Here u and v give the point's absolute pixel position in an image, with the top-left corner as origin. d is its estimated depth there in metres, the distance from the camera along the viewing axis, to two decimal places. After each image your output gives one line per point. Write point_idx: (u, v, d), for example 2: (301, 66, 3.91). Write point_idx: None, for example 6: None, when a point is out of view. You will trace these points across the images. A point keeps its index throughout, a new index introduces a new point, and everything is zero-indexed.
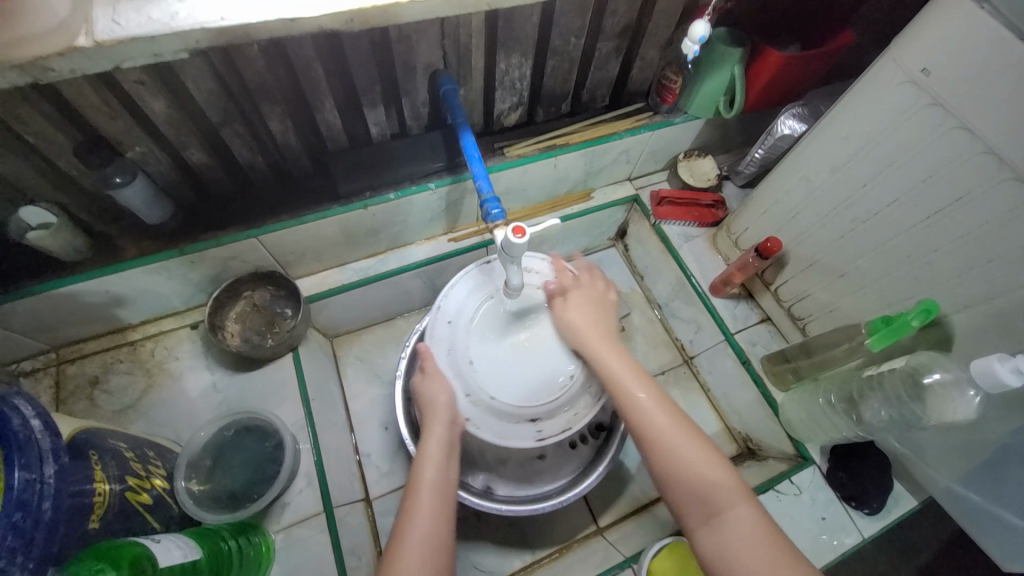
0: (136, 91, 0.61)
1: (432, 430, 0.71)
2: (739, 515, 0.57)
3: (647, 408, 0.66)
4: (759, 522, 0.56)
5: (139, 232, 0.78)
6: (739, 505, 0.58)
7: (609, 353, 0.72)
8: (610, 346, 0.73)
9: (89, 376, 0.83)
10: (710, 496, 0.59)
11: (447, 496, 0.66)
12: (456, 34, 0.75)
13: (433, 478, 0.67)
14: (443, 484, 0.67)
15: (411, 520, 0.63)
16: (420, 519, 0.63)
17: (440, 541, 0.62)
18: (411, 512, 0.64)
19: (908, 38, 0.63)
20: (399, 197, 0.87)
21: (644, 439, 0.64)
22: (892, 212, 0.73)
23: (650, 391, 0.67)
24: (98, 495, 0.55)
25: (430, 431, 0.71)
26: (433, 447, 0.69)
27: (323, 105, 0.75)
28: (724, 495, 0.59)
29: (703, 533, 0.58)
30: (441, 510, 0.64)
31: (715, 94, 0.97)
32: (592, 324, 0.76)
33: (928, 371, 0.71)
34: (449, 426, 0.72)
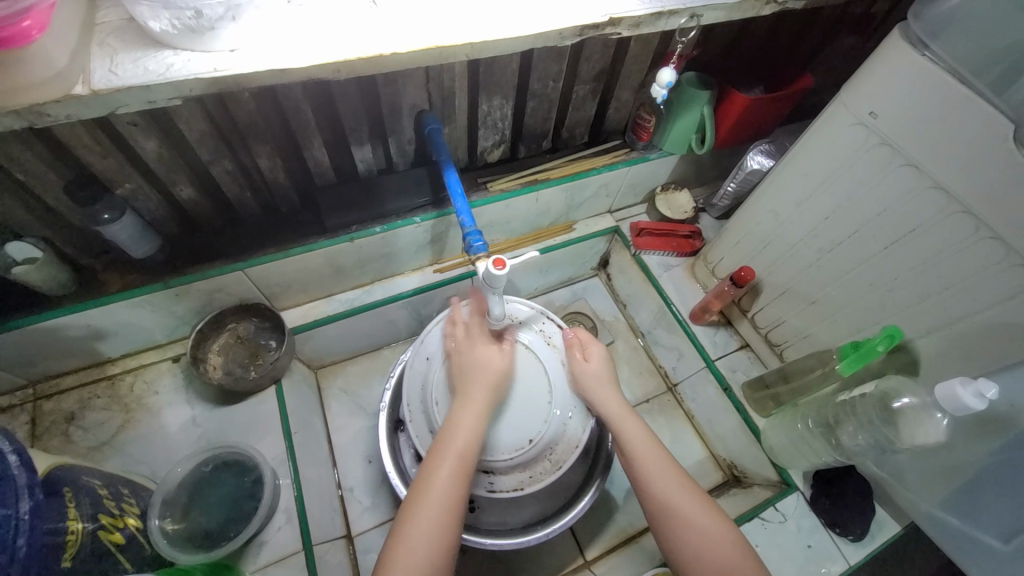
0: (130, 132, 0.64)
1: (470, 397, 0.73)
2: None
3: (673, 498, 0.67)
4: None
5: (124, 266, 0.79)
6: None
7: (633, 432, 0.73)
8: (633, 425, 0.74)
9: (65, 413, 0.82)
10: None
11: (468, 463, 0.67)
12: (440, 78, 0.79)
13: (464, 443, 0.68)
14: (468, 450, 0.68)
15: (430, 481, 0.64)
16: (438, 482, 0.64)
17: (452, 503, 0.64)
18: (429, 476, 0.65)
19: (855, 84, 0.69)
20: (385, 230, 0.89)
21: (671, 525, 0.65)
22: (854, 242, 0.77)
23: (674, 478, 0.69)
24: (70, 534, 0.53)
25: (470, 394, 0.73)
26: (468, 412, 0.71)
27: (312, 144, 0.78)
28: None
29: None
30: (460, 477, 0.65)
31: (688, 132, 1.02)
32: (614, 401, 0.77)
33: (897, 395, 0.73)
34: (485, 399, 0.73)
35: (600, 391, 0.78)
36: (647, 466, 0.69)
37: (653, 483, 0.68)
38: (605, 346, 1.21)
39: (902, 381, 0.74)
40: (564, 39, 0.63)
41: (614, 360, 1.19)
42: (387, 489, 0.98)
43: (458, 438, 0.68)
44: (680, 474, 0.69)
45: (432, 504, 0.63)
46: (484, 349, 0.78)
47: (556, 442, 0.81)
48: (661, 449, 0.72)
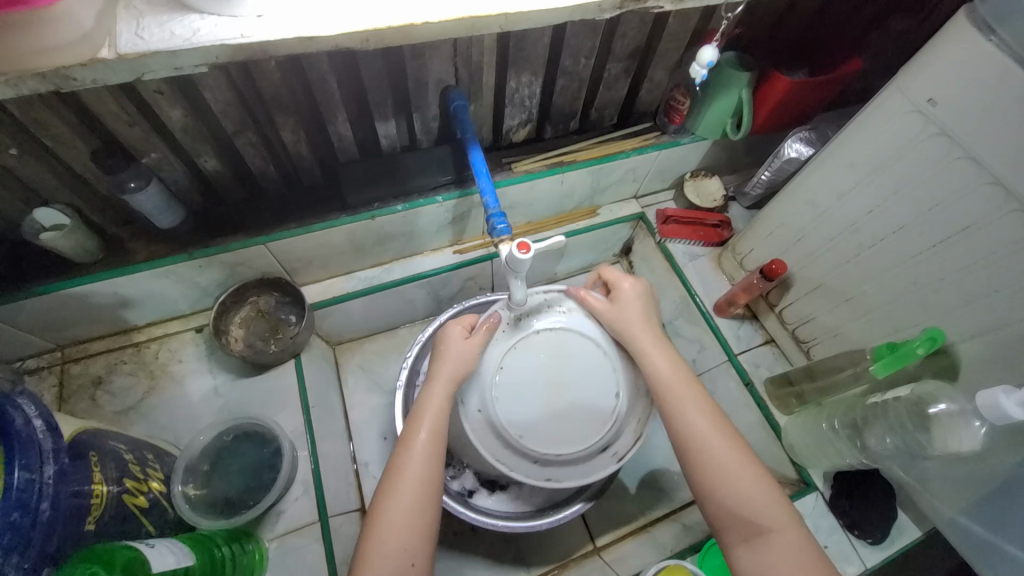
0: (155, 100, 0.63)
1: (436, 379, 0.69)
2: (789, 539, 0.58)
3: (700, 432, 0.64)
4: (803, 544, 0.57)
5: (150, 236, 0.79)
6: (790, 527, 0.58)
7: (664, 366, 0.70)
8: (666, 359, 0.71)
9: (93, 376, 0.84)
10: (754, 519, 0.59)
11: (441, 445, 0.65)
12: (469, 52, 0.76)
13: (428, 427, 0.65)
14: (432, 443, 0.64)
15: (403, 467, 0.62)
16: (411, 467, 0.62)
17: (428, 484, 0.62)
18: (402, 460, 0.63)
19: (913, 68, 0.64)
20: (406, 208, 0.88)
21: (695, 458, 0.63)
22: (898, 238, 0.73)
23: (699, 412, 0.65)
24: (95, 496, 0.55)
25: (433, 379, 0.70)
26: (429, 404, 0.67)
27: (336, 118, 0.76)
28: (774, 515, 0.59)
29: (743, 551, 0.59)
30: (433, 459, 0.63)
31: (723, 116, 0.98)
32: (648, 338, 0.73)
33: (933, 401, 0.70)
34: (450, 380, 0.70)
35: (636, 331, 0.73)
36: (676, 399, 0.67)
37: (682, 419, 0.65)
38: None
39: (939, 386, 0.71)
40: (602, 11, 0.60)
41: None
42: None
43: (422, 421, 0.66)
44: (710, 409, 0.66)
45: (409, 489, 0.61)
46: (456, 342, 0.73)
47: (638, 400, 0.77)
48: (691, 384, 0.69)
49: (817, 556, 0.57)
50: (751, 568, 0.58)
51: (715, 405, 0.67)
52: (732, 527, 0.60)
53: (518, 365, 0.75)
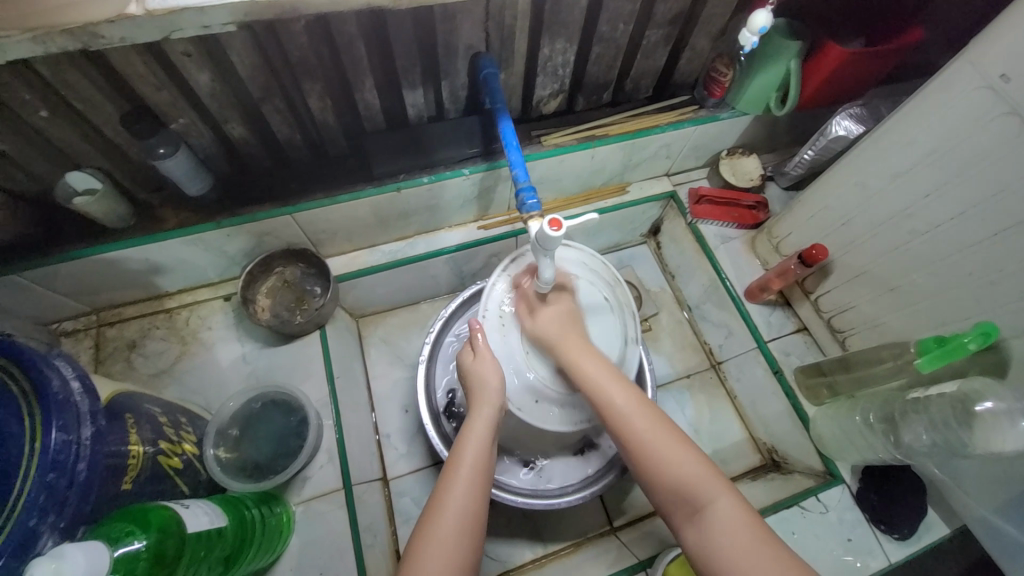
0: (183, 63, 0.62)
1: (481, 411, 0.69)
2: (726, 507, 0.56)
3: (620, 409, 0.64)
4: (742, 512, 0.56)
5: (179, 203, 0.80)
6: (722, 498, 0.57)
7: (591, 365, 0.68)
8: (594, 358, 0.69)
9: (127, 340, 0.86)
10: (688, 496, 0.58)
11: (485, 476, 0.65)
12: (502, 15, 0.72)
13: (472, 456, 0.65)
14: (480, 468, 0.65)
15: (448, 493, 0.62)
16: (455, 494, 0.62)
17: (472, 514, 0.61)
18: (448, 485, 0.63)
19: (988, 38, 0.58)
20: (432, 181, 0.86)
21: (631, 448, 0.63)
22: (956, 226, 0.68)
23: (624, 395, 0.65)
24: (131, 458, 0.56)
25: (476, 409, 0.69)
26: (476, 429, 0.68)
27: (363, 85, 0.74)
28: (708, 488, 0.57)
29: (687, 530, 0.57)
30: (477, 491, 0.63)
31: (768, 90, 0.92)
32: (581, 340, 0.71)
33: (980, 399, 0.67)
34: (495, 407, 0.69)
35: (568, 333, 0.71)
36: (600, 391, 0.66)
37: (611, 410, 0.64)
38: (648, 318, 1.16)
39: (987, 383, 0.67)
40: None
41: (656, 332, 1.16)
42: (422, 438, 1.00)
43: (467, 450, 0.66)
44: (635, 397, 0.66)
45: (456, 517, 0.60)
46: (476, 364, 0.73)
47: (627, 306, 0.80)
48: (616, 375, 0.67)
49: (754, 520, 0.55)
50: (696, 546, 0.56)
51: (637, 394, 0.67)
52: (675, 506, 0.59)
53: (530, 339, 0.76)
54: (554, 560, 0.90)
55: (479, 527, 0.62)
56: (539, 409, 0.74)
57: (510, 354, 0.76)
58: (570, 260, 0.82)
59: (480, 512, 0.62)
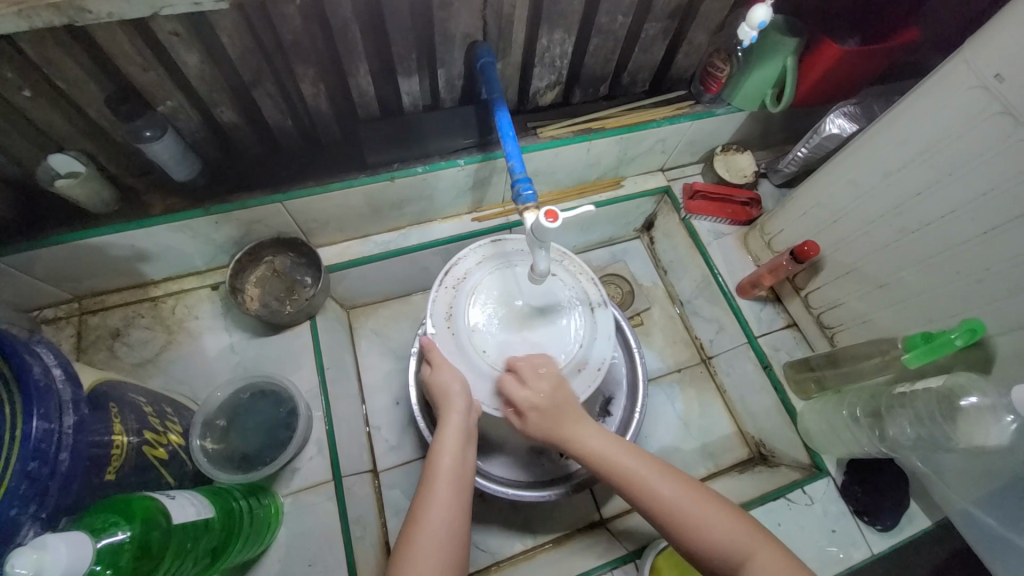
0: (171, 43, 0.60)
1: (447, 418, 0.69)
2: (769, 557, 0.57)
3: (648, 483, 0.64)
4: (785, 560, 0.57)
5: (166, 189, 0.78)
6: (761, 549, 0.58)
7: (599, 442, 0.68)
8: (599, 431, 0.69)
9: (110, 328, 0.84)
10: (734, 552, 0.58)
11: (462, 484, 0.66)
12: (500, 4, 0.71)
13: (448, 468, 0.66)
14: (462, 472, 0.67)
15: (427, 509, 0.62)
16: (435, 507, 0.62)
17: (454, 526, 0.62)
18: (427, 500, 0.63)
19: (983, 38, 0.59)
20: (427, 171, 0.85)
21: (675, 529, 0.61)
22: (946, 224, 0.69)
23: (648, 465, 0.66)
24: (115, 448, 0.55)
25: (446, 419, 0.69)
26: (449, 433, 0.68)
27: (357, 71, 0.72)
28: (747, 541, 0.59)
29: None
30: (458, 500, 0.64)
31: (764, 86, 0.92)
32: (577, 423, 0.69)
33: (964, 393, 0.68)
34: (465, 410, 0.70)
35: (563, 419, 0.69)
36: (625, 475, 0.65)
37: (635, 484, 0.64)
38: (640, 312, 1.17)
39: (972, 378, 0.69)
40: None
41: (648, 327, 1.16)
42: (413, 430, 1.00)
43: (444, 461, 0.66)
44: (654, 464, 0.66)
45: (438, 525, 0.61)
46: (432, 376, 0.72)
47: (580, 275, 0.81)
48: (626, 445, 0.68)
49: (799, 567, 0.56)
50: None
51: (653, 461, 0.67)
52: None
53: (486, 337, 0.74)
54: (543, 551, 0.91)
55: (463, 539, 0.62)
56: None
57: (472, 356, 0.74)
58: (507, 252, 0.81)
59: (459, 529, 0.62)
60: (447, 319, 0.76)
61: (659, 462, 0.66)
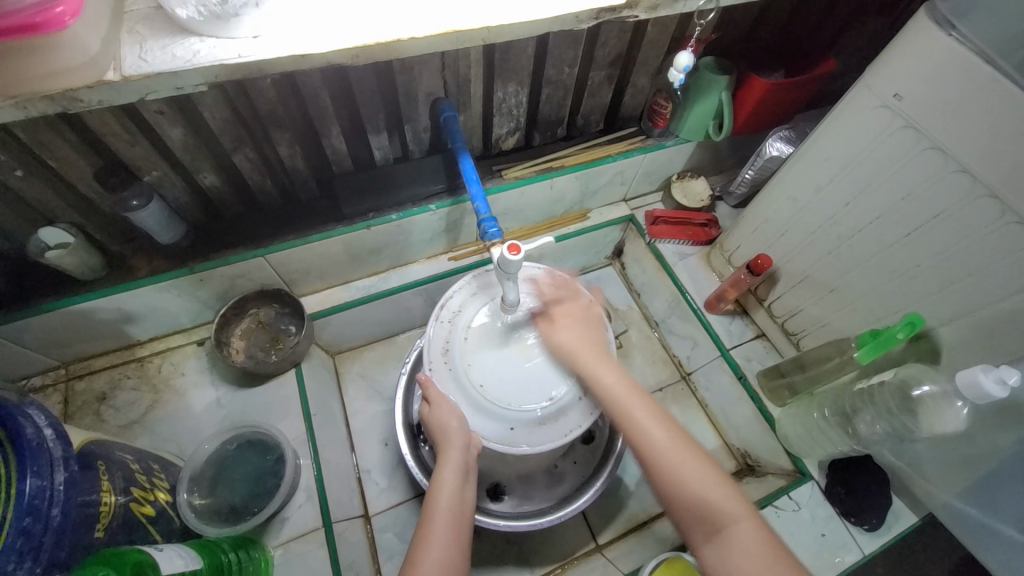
0: (156, 120, 0.66)
1: (448, 456, 0.70)
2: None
3: (682, 466, 0.61)
4: None
5: (152, 252, 0.82)
6: (744, 518, 0.57)
7: (641, 411, 0.67)
8: (641, 403, 0.68)
9: (97, 392, 0.85)
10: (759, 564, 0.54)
11: (461, 523, 0.67)
12: (456, 65, 0.80)
13: (446, 507, 0.67)
14: (461, 508, 0.68)
15: (425, 548, 0.63)
16: (433, 543, 0.63)
17: (451, 564, 0.62)
18: (425, 540, 0.64)
19: (879, 66, 0.67)
20: (400, 218, 0.90)
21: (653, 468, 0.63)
22: (875, 229, 0.75)
23: (690, 451, 0.63)
24: (103, 505, 0.56)
25: (445, 457, 0.71)
26: (448, 470, 0.69)
27: (330, 132, 0.79)
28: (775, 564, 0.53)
29: None
30: (456, 538, 0.65)
31: (705, 119, 1.01)
32: (614, 377, 0.72)
33: (917, 383, 0.73)
34: (463, 449, 0.71)
35: (602, 369, 0.72)
36: (666, 450, 0.63)
37: (667, 457, 0.62)
38: (619, 336, 1.21)
39: (922, 369, 0.74)
40: (580, 22, 0.63)
41: (627, 349, 1.20)
42: (403, 470, 1.00)
43: (441, 500, 0.67)
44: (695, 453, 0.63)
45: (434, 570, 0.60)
46: (433, 412, 0.74)
47: (574, 299, 0.85)
48: (682, 436, 0.65)
49: None
50: None
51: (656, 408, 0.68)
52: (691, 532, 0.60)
53: (483, 371, 0.77)
54: None
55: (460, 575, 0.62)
56: (517, 433, 0.74)
57: (467, 393, 0.76)
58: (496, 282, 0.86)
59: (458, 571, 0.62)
60: (444, 354, 0.79)
61: (706, 456, 0.63)
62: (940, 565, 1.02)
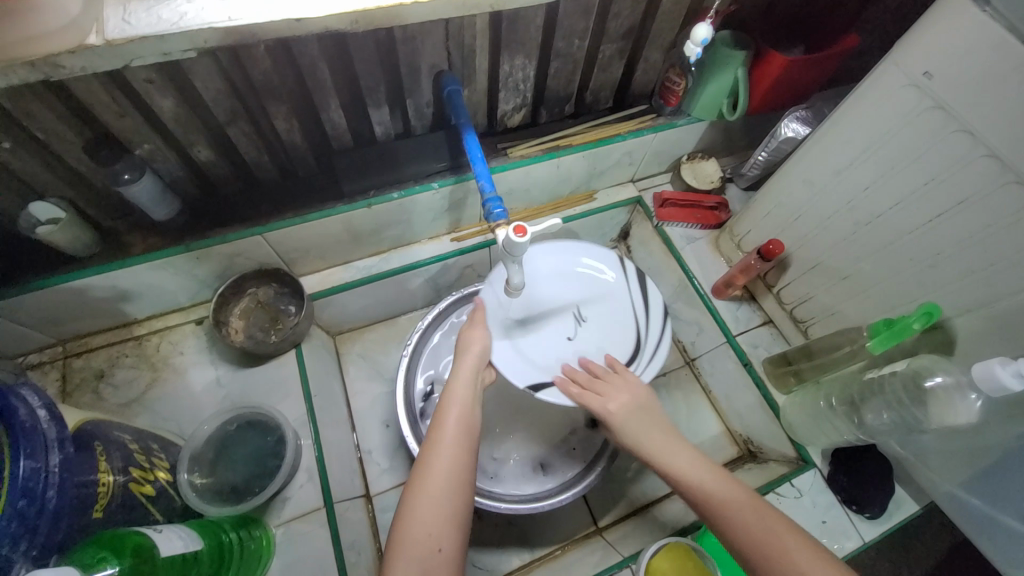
0: (146, 90, 0.62)
1: (458, 377, 0.69)
2: None
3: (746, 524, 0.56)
4: None
5: (147, 229, 0.79)
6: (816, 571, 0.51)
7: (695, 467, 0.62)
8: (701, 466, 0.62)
9: (95, 370, 0.84)
10: None
11: (470, 440, 0.64)
12: (461, 36, 0.75)
13: (456, 422, 0.64)
14: (468, 430, 0.64)
15: (430, 465, 0.61)
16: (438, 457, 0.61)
17: (454, 483, 0.60)
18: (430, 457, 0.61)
19: (909, 41, 0.63)
20: (402, 196, 0.88)
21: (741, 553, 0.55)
22: (896, 215, 0.73)
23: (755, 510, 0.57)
24: (102, 486, 0.56)
25: (457, 377, 0.69)
26: (459, 391, 0.67)
27: (328, 105, 0.76)
28: None
29: None
30: (462, 458, 0.62)
31: (719, 97, 0.97)
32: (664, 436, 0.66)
33: (930, 374, 0.71)
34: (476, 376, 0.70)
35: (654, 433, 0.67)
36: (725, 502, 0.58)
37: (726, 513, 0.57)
38: None
39: (935, 359, 0.71)
40: None
41: None
42: (404, 451, 1.00)
43: (450, 417, 0.65)
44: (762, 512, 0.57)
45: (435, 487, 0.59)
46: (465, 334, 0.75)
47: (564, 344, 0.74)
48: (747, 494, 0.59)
49: None
50: None
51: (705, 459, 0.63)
52: None
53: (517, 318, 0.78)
54: (541, 565, 0.91)
55: (462, 495, 0.60)
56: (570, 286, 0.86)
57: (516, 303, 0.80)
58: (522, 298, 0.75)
59: (457, 543, 0.57)
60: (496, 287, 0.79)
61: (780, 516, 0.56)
62: (935, 552, 1.03)
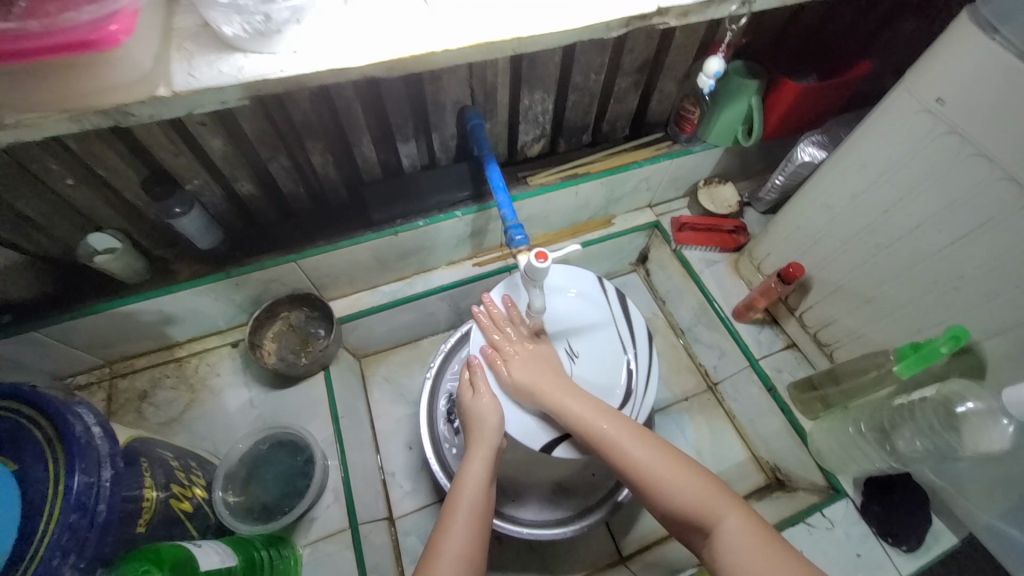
0: (198, 131, 0.68)
1: (476, 451, 0.70)
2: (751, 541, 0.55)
3: (653, 468, 0.64)
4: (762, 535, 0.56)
5: (192, 257, 0.85)
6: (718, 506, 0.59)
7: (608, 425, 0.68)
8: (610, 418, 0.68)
9: (138, 390, 0.89)
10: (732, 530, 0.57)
11: (484, 508, 0.66)
12: (484, 74, 0.80)
13: (473, 485, 0.67)
14: (483, 500, 0.67)
15: (446, 539, 0.62)
16: (455, 529, 0.63)
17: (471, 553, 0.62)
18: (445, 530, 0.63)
19: (921, 69, 0.65)
20: (427, 224, 0.92)
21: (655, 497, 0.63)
22: (916, 237, 0.73)
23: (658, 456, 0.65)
24: (146, 501, 0.59)
25: (475, 449, 0.70)
26: (475, 465, 0.69)
27: (360, 140, 0.81)
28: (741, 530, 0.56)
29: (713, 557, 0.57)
30: (476, 528, 0.64)
31: (734, 124, 0.99)
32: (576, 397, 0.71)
33: (961, 399, 0.69)
34: (492, 448, 0.70)
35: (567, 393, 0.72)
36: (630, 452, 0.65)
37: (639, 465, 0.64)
38: None
39: (967, 385, 0.70)
40: (610, 29, 0.63)
41: None
42: (426, 474, 1.02)
43: (467, 486, 0.67)
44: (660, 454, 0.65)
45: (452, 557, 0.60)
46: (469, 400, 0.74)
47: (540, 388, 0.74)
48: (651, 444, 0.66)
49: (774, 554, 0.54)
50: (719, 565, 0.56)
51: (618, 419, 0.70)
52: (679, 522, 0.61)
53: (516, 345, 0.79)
54: None
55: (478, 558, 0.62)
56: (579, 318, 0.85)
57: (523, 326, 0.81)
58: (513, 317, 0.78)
59: None
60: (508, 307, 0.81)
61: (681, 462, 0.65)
62: None
